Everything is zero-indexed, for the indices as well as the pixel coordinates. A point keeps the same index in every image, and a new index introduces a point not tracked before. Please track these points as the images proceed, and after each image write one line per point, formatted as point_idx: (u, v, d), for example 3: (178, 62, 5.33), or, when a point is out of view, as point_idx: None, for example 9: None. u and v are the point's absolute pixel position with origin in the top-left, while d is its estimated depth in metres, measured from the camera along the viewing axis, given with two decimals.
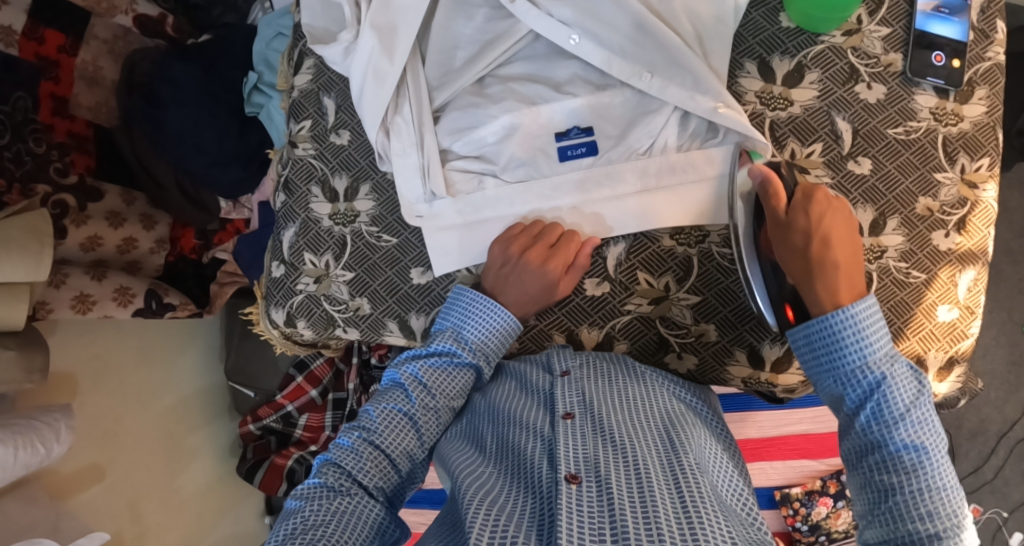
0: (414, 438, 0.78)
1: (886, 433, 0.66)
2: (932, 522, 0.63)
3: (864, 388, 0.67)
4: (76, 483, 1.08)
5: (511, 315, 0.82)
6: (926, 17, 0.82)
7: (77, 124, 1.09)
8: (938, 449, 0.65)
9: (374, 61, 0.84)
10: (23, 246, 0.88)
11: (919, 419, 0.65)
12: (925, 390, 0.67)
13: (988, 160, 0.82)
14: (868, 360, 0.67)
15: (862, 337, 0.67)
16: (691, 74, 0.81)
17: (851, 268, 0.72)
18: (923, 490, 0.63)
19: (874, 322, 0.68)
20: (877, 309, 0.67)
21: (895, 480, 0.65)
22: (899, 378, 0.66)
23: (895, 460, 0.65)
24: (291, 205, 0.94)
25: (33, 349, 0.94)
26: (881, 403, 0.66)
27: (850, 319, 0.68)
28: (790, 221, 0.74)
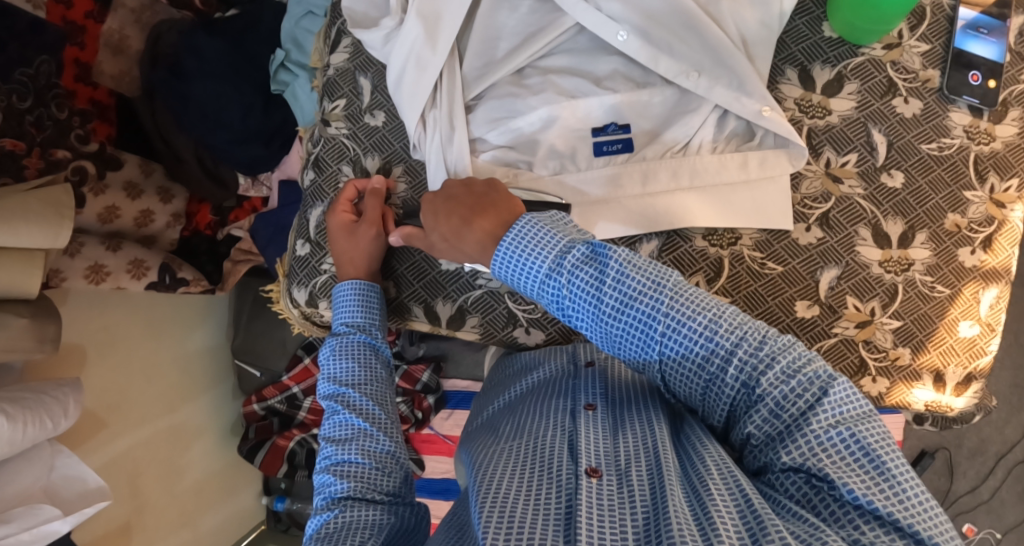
0: (385, 424, 0.80)
1: (605, 317, 0.67)
2: (707, 366, 0.64)
3: (556, 295, 0.69)
4: (82, 440, 1.07)
5: (353, 279, 0.86)
6: (965, 36, 0.83)
7: (99, 92, 1.10)
8: (661, 294, 0.66)
9: (418, 50, 0.85)
10: (44, 216, 0.87)
11: (619, 287, 0.66)
12: (611, 258, 0.67)
13: (1017, 181, 0.84)
14: (547, 269, 0.68)
15: (528, 256, 0.69)
16: (737, 76, 0.81)
17: (482, 211, 0.73)
18: (671, 342, 0.65)
19: (539, 231, 0.69)
20: (528, 223, 0.68)
21: (648, 353, 0.66)
22: (579, 266, 0.68)
23: (633, 335, 0.67)
24: (320, 183, 0.94)
25: (46, 317, 0.93)
26: (576, 300, 0.68)
27: (509, 246, 0.69)
28: (430, 240, 0.80)
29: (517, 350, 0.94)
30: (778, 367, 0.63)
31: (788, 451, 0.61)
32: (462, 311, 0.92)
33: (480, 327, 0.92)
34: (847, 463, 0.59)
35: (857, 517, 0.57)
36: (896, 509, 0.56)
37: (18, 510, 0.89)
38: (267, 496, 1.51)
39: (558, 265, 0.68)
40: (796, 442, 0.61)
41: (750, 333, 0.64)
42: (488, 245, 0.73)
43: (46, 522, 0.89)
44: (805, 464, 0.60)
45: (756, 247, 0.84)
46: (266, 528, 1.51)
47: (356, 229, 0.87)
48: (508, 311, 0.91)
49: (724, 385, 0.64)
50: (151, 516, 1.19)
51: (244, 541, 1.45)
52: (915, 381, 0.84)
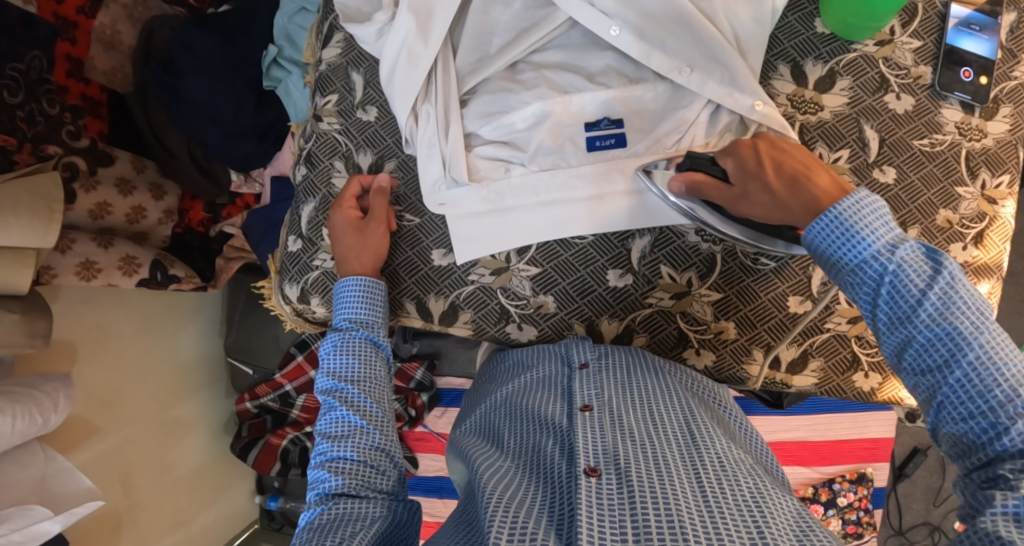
0: (382, 422, 0.79)
1: (915, 320, 0.61)
2: (994, 410, 0.58)
3: (874, 279, 0.63)
4: (73, 440, 1.06)
5: (359, 275, 0.85)
6: (957, 33, 0.83)
7: (91, 88, 1.08)
8: (982, 323, 0.60)
9: (409, 44, 0.84)
10: (33, 209, 0.86)
11: (944, 299, 0.60)
12: (945, 265, 0.62)
13: (1008, 177, 0.84)
14: (874, 250, 0.63)
15: (857, 231, 0.63)
16: (729, 72, 0.82)
17: (813, 171, 0.69)
18: (973, 375, 0.59)
19: (869, 210, 0.64)
20: (870, 198, 0.63)
21: (939, 371, 0.60)
22: (909, 261, 0.62)
23: (928, 349, 0.61)
24: (312, 179, 0.94)
25: (36, 313, 0.92)
26: (895, 294, 0.62)
27: (840, 215, 0.64)
28: (745, 187, 0.72)
29: (509, 346, 0.94)
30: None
31: None
32: (454, 306, 0.91)
33: (473, 323, 0.92)
34: None
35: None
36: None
37: (12, 509, 0.88)
38: (260, 495, 1.50)
39: (886, 251, 0.63)
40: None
41: None
42: (811, 205, 0.68)
43: (39, 522, 0.89)
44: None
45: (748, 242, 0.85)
46: (258, 527, 1.51)
47: (365, 227, 0.87)
48: (501, 306, 0.91)
49: (1006, 434, 0.57)
50: (144, 514, 1.18)
51: (239, 539, 1.45)
52: None
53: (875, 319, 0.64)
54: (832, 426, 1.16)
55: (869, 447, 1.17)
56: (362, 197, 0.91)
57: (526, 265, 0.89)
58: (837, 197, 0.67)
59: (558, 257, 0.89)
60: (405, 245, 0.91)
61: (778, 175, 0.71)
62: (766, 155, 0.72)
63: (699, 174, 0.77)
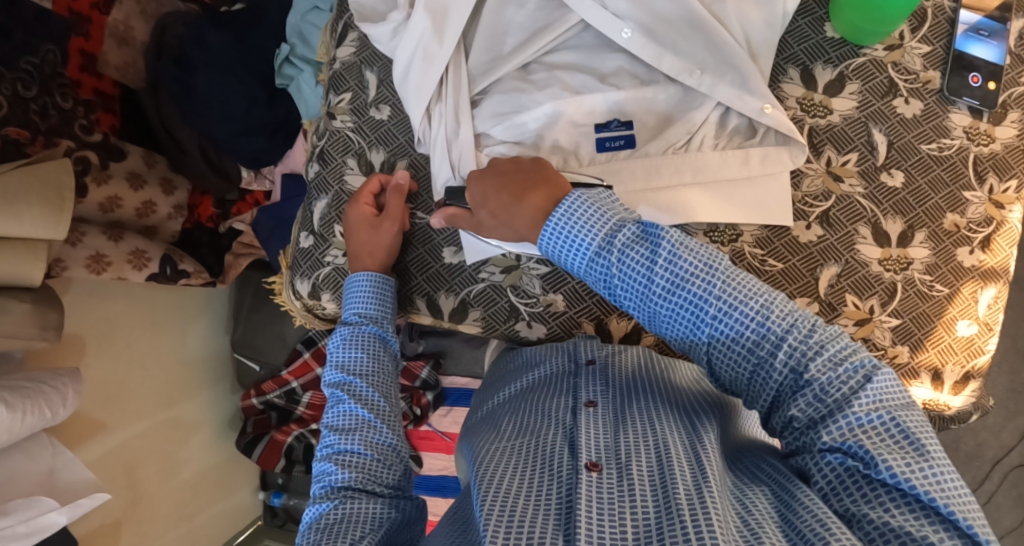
0: (390, 418, 0.80)
1: (653, 297, 0.68)
2: (756, 350, 0.64)
3: (603, 273, 0.69)
4: (79, 436, 1.07)
5: (370, 271, 0.86)
6: (966, 38, 0.84)
7: (104, 83, 1.10)
8: (704, 272, 0.66)
9: (424, 43, 0.85)
10: (44, 196, 0.87)
11: (669, 267, 0.66)
12: (664, 237, 0.67)
13: (1015, 182, 0.84)
14: (595, 246, 0.69)
15: (578, 231, 0.69)
16: (739, 74, 0.82)
17: (527, 190, 0.74)
18: (722, 324, 0.65)
19: (587, 208, 0.70)
20: (578, 200, 0.69)
21: (693, 334, 0.67)
22: (629, 245, 0.68)
23: (681, 316, 0.67)
24: (325, 175, 0.95)
25: (47, 304, 0.93)
26: (628, 279, 0.68)
27: (560, 221, 0.70)
28: (480, 216, 0.79)
29: (519, 345, 0.94)
30: (826, 353, 0.63)
31: (829, 432, 0.61)
32: (465, 303, 0.92)
33: (482, 321, 0.93)
34: (901, 451, 0.58)
35: (889, 498, 0.58)
36: (939, 493, 0.56)
37: (18, 502, 0.89)
38: (263, 491, 1.51)
39: (607, 244, 0.69)
40: (835, 423, 0.61)
41: (801, 320, 0.64)
42: (539, 217, 0.73)
43: (45, 514, 0.90)
44: (848, 444, 0.60)
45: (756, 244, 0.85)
46: (261, 523, 1.51)
47: (378, 224, 0.88)
48: (511, 304, 0.92)
49: (770, 367, 0.64)
50: (148, 508, 1.19)
51: (239, 537, 1.45)
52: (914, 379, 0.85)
53: (622, 300, 0.71)
54: None
55: None
56: (381, 193, 0.91)
57: (536, 263, 0.90)
58: (554, 201, 0.73)
59: None
60: (416, 247, 0.92)
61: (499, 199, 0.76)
62: (487, 183, 0.77)
63: (451, 207, 0.82)
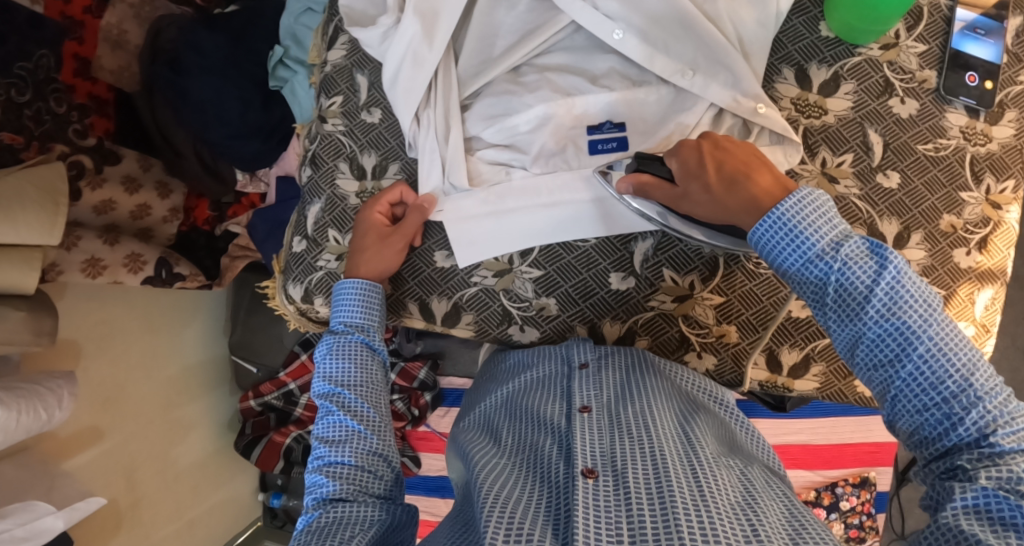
0: (378, 425, 0.79)
1: (864, 318, 0.62)
2: (949, 401, 0.60)
3: (818, 278, 0.64)
4: (75, 441, 1.07)
5: (357, 279, 0.85)
6: (962, 37, 0.83)
7: (98, 87, 1.08)
8: (921, 311, 0.61)
9: (414, 46, 0.84)
10: (38, 206, 0.87)
11: (892, 292, 0.61)
12: (890, 259, 0.62)
13: (1013, 182, 0.83)
14: (817, 249, 0.64)
15: (801, 230, 0.64)
16: (732, 74, 0.82)
17: (756, 166, 0.70)
18: (925, 368, 0.60)
19: (813, 207, 0.64)
20: (809, 196, 0.64)
21: (891, 366, 0.62)
22: (853, 258, 0.62)
23: (878, 343, 0.62)
24: (317, 179, 0.94)
25: (43, 311, 0.93)
26: (842, 291, 0.63)
27: (783, 216, 0.65)
28: (687, 187, 0.73)
29: (510, 348, 0.94)
30: (1010, 427, 0.59)
31: (988, 475, 0.57)
32: (457, 307, 0.92)
33: (475, 324, 0.92)
34: None
35: (1015, 536, 0.54)
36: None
37: (15, 505, 0.90)
38: (263, 492, 1.52)
39: (830, 249, 0.63)
40: (1003, 471, 0.57)
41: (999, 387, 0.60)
42: (748, 204, 0.68)
43: (41, 517, 0.90)
44: (1005, 485, 0.56)
45: None
46: (261, 524, 1.52)
47: (387, 236, 0.87)
48: (503, 308, 0.91)
49: (960, 424, 0.59)
50: (147, 510, 1.19)
51: (239, 538, 1.45)
52: None
53: (823, 314, 0.65)
54: (835, 430, 1.16)
55: (871, 451, 1.17)
56: (398, 205, 0.91)
57: (528, 267, 0.89)
58: (774, 197, 0.67)
59: (560, 260, 0.89)
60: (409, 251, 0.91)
61: (717, 175, 0.71)
62: (708, 155, 0.72)
63: (645, 174, 0.77)
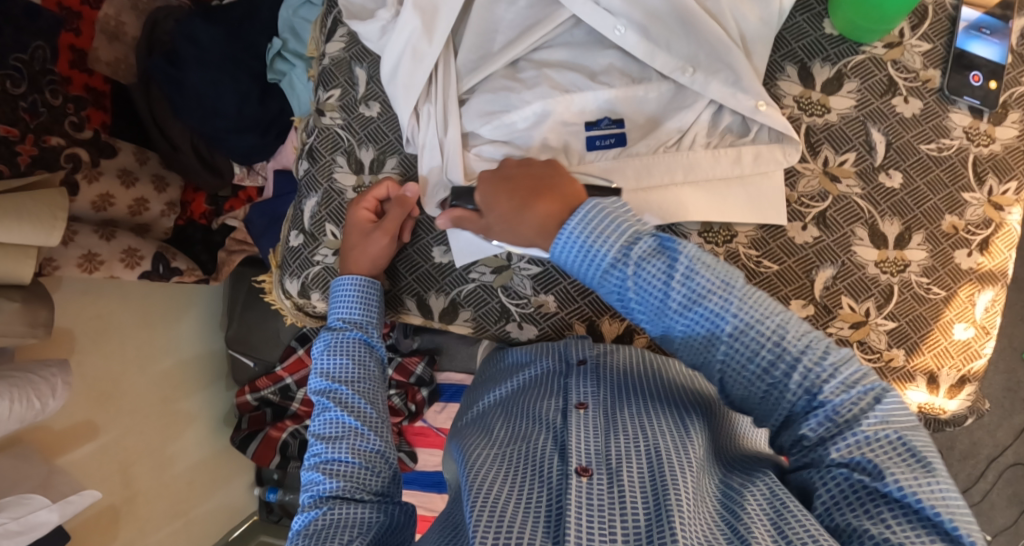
0: (375, 425, 0.79)
1: (670, 311, 0.66)
2: (769, 371, 0.63)
3: (619, 283, 0.68)
4: (70, 436, 1.06)
5: (357, 276, 0.84)
6: (967, 37, 0.82)
7: (95, 79, 1.09)
8: (723, 291, 0.64)
9: (413, 41, 0.84)
10: (36, 215, 0.85)
11: (686, 283, 0.65)
12: (680, 253, 0.66)
13: (1015, 184, 0.83)
14: (609, 259, 0.67)
15: (591, 244, 0.68)
16: (733, 72, 0.80)
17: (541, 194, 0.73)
18: (737, 343, 0.63)
19: (603, 219, 0.68)
20: (594, 208, 0.67)
21: (710, 350, 0.65)
22: (644, 257, 0.67)
23: (693, 332, 0.65)
24: (314, 173, 0.94)
25: (38, 302, 0.92)
26: (642, 292, 0.67)
27: (575, 232, 0.68)
28: None
29: (509, 346, 0.93)
30: (836, 378, 0.62)
31: (838, 448, 0.61)
32: (455, 303, 0.91)
33: (473, 321, 0.92)
34: (905, 462, 0.58)
35: (888, 511, 0.57)
36: (946, 509, 0.55)
37: (11, 499, 0.90)
38: (260, 487, 1.51)
39: (622, 256, 0.67)
40: (848, 437, 0.60)
41: (814, 343, 0.63)
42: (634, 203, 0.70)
43: (36, 511, 0.90)
44: (854, 459, 0.60)
45: (752, 246, 0.84)
46: (257, 519, 1.51)
47: (371, 233, 0.86)
48: (501, 305, 0.91)
49: (786, 390, 0.63)
50: (143, 505, 1.19)
51: (236, 532, 1.45)
52: (909, 382, 0.84)
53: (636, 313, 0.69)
54: None
55: None
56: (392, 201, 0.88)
57: (527, 264, 0.89)
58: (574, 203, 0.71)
59: None
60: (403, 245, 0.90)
61: None
62: None
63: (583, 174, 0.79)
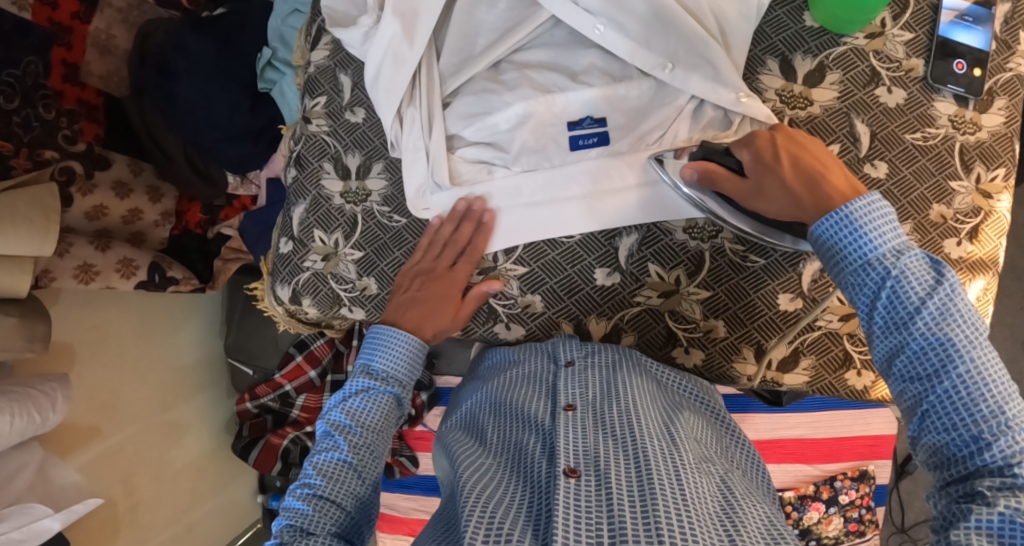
0: (360, 478, 0.76)
1: (910, 329, 0.61)
2: (979, 423, 0.57)
3: (874, 284, 0.63)
4: (71, 448, 1.07)
5: (411, 333, 0.85)
6: (950, 25, 0.82)
7: (87, 93, 1.08)
8: (965, 332, 0.59)
9: (395, 46, 0.84)
10: (30, 220, 0.86)
11: (942, 309, 0.60)
12: (948, 278, 0.61)
13: (1003, 171, 0.82)
14: (876, 254, 0.63)
15: (864, 232, 0.63)
16: (713, 67, 0.81)
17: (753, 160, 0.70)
18: (962, 385, 0.58)
19: (881, 215, 0.63)
20: (882, 201, 0.62)
21: (928, 381, 0.60)
22: (912, 268, 0.61)
23: (917, 355, 0.60)
24: (302, 180, 0.94)
25: (35, 316, 0.93)
26: (894, 298, 0.61)
27: (851, 217, 0.64)
28: (759, 181, 0.72)
29: (496, 345, 0.94)
30: None
31: (1010, 499, 0.54)
32: None
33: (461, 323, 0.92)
34: None
35: None
36: None
37: (12, 508, 0.90)
38: (262, 495, 1.52)
39: (891, 257, 0.62)
40: (1023, 499, 0.54)
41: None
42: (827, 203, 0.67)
43: (39, 520, 0.90)
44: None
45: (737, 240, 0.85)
46: (261, 527, 1.52)
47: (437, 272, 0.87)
48: (489, 306, 0.91)
49: (987, 449, 0.57)
50: (146, 514, 1.20)
51: (241, 539, 1.46)
52: None
53: (870, 320, 0.64)
54: (833, 423, 1.14)
55: (870, 445, 1.15)
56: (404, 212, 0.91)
57: (513, 264, 0.89)
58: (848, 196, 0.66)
59: (545, 256, 0.88)
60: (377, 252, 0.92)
61: (795, 172, 0.70)
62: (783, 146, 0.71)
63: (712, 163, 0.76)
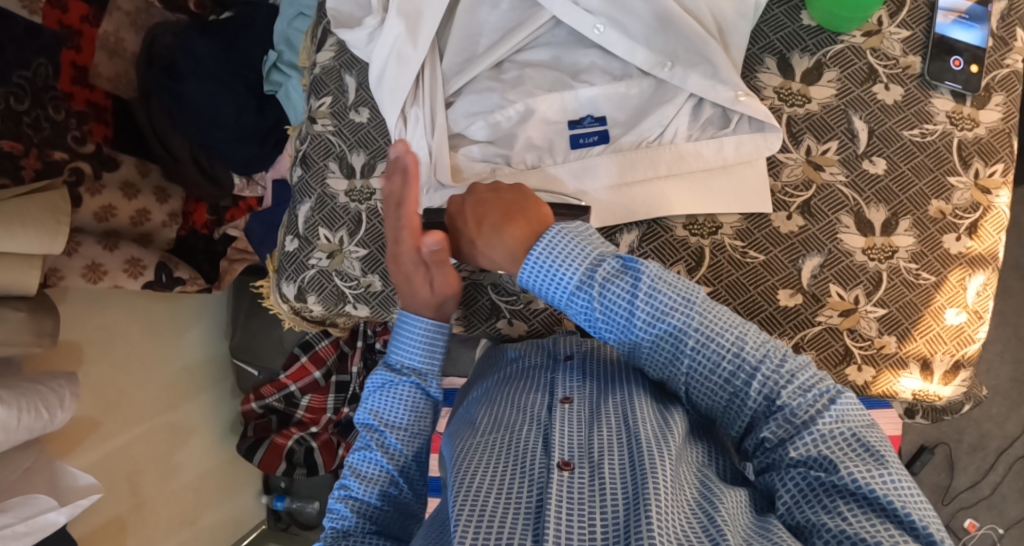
0: (395, 478, 0.77)
1: (635, 333, 0.68)
2: (735, 380, 0.65)
3: (587, 304, 0.69)
4: (77, 447, 1.08)
5: (435, 323, 0.80)
6: (947, 23, 0.83)
7: (96, 94, 1.10)
8: (675, 310, 0.67)
9: (399, 46, 0.86)
10: (39, 220, 0.87)
11: (648, 302, 0.67)
12: (643, 273, 0.68)
13: (1002, 166, 0.83)
14: (576, 280, 0.69)
15: (559, 264, 0.69)
16: (711, 66, 0.81)
17: (513, 217, 0.72)
18: (701, 356, 0.66)
19: (569, 242, 0.69)
20: (562, 232, 0.69)
21: (675, 364, 0.67)
22: (608, 279, 0.68)
23: (648, 346, 0.68)
24: (308, 179, 0.96)
25: (44, 312, 0.94)
26: (608, 311, 0.68)
27: (542, 255, 0.69)
28: None
29: (501, 342, 0.94)
30: (798, 381, 0.64)
31: (798, 446, 0.62)
32: None
33: (463, 320, 0.93)
34: (858, 455, 0.61)
35: (845, 503, 0.59)
36: (896, 497, 0.58)
37: (17, 499, 0.91)
38: (267, 495, 1.52)
39: (588, 276, 0.69)
40: (814, 434, 0.62)
41: (773, 351, 0.65)
42: None
43: (43, 513, 0.91)
44: (815, 454, 0.62)
45: (737, 236, 0.84)
46: (266, 527, 1.52)
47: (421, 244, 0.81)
48: (491, 302, 0.92)
49: (751, 398, 0.65)
50: (151, 514, 1.20)
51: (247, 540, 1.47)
52: (902, 369, 0.84)
53: (601, 331, 0.71)
54: None
55: None
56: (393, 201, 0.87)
57: None
58: None
59: None
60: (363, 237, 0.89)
61: None
62: None
63: None
